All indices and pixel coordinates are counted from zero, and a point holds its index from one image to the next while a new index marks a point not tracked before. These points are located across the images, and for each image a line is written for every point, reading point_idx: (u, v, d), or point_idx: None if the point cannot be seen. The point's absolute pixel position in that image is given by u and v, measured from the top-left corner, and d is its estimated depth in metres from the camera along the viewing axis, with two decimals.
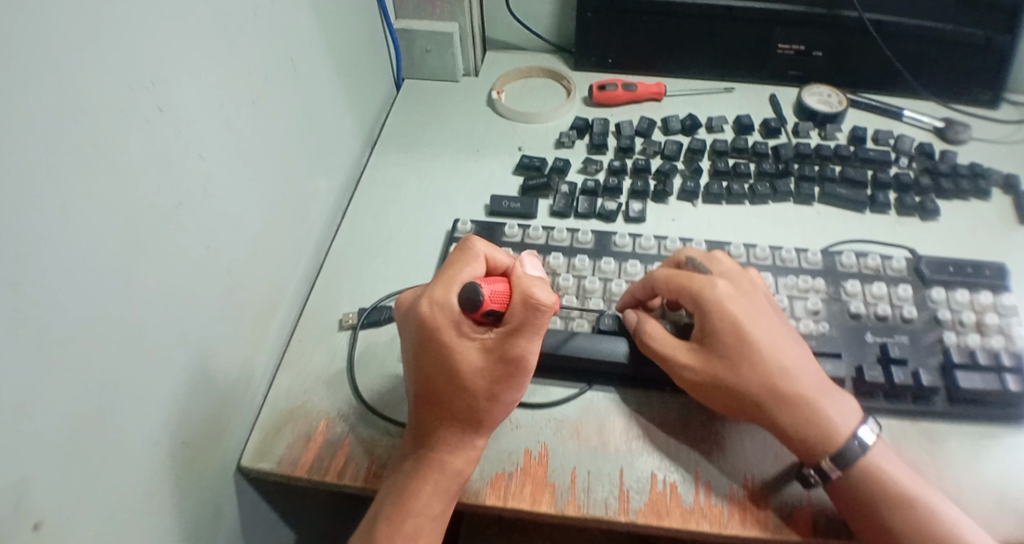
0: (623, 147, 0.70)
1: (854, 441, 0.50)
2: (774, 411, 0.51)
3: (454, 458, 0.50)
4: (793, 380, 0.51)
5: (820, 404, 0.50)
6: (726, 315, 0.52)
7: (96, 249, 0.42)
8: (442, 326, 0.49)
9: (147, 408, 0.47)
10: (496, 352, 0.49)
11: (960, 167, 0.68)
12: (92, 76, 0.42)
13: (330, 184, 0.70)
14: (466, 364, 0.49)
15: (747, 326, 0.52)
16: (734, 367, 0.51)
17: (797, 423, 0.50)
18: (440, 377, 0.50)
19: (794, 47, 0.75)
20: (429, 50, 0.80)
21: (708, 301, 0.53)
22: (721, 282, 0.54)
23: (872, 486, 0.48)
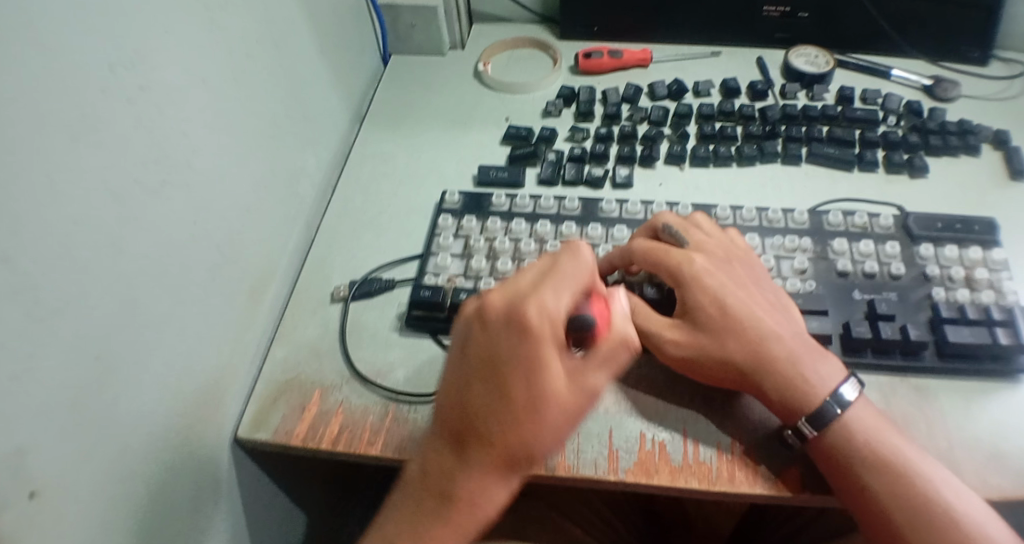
0: (609, 114, 0.70)
1: (834, 401, 0.50)
2: (757, 376, 0.51)
3: (484, 502, 0.45)
4: (775, 345, 0.51)
5: (801, 366, 0.51)
6: (704, 284, 0.53)
7: (85, 221, 0.43)
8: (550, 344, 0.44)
9: (141, 378, 0.48)
10: (585, 387, 0.46)
11: (949, 124, 0.68)
12: (72, 48, 0.42)
13: (318, 160, 0.70)
14: (557, 392, 0.45)
15: (726, 296, 0.53)
16: (716, 335, 0.52)
17: (781, 386, 0.51)
18: (541, 327, 0.45)
19: (780, 8, 0.75)
20: (414, 24, 0.80)
21: (686, 275, 0.54)
22: (698, 257, 0.55)
23: (850, 443, 0.49)
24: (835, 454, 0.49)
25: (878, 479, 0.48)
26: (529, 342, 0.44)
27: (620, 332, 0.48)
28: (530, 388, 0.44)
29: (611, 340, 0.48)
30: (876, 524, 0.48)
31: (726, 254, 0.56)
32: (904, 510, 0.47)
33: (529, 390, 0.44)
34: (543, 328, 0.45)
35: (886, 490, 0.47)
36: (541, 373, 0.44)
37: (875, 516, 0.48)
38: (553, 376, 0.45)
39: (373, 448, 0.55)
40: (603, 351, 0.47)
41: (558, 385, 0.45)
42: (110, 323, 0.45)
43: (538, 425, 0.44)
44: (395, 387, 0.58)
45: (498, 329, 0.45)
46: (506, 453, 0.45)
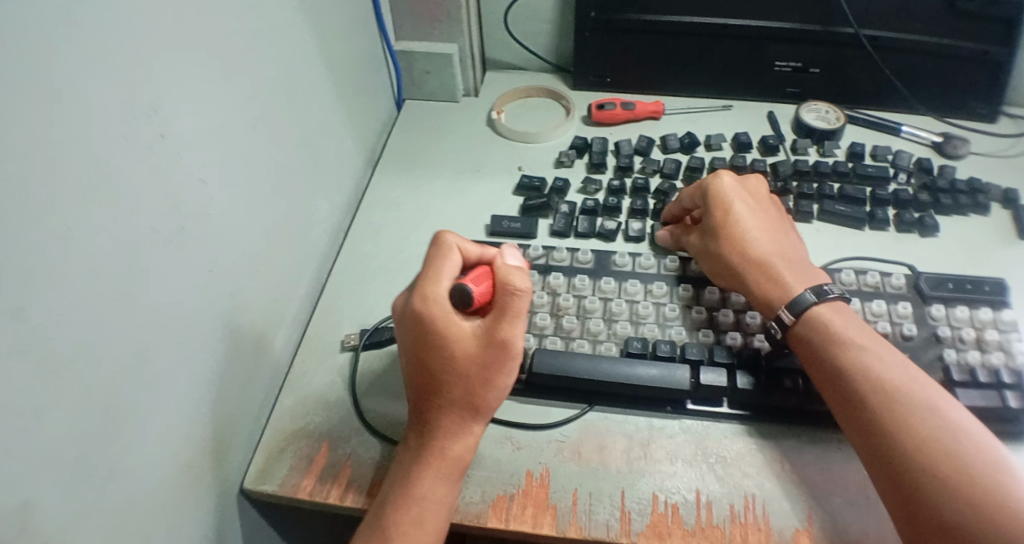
0: (622, 166, 0.70)
1: (814, 294, 0.54)
2: (753, 279, 0.57)
3: (454, 442, 0.51)
4: (779, 261, 0.57)
5: (788, 276, 0.56)
6: (725, 202, 0.60)
7: (99, 277, 0.43)
8: (441, 317, 0.50)
9: (149, 430, 0.48)
10: (492, 342, 0.50)
11: (959, 182, 0.68)
12: (95, 102, 0.42)
13: (331, 205, 0.70)
14: (467, 354, 0.50)
15: (728, 203, 0.60)
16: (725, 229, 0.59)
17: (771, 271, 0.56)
18: (445, 334, 0.50)
19: (790, 64, 0.76)
20: (428, 71, 0.81)
21: (710, 189, 0.61)
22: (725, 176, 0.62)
23: (848, 368, 0.50)
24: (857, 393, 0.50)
25: (903, 426, 0.47)
26: (426, 321, 0.50)
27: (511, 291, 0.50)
28: (452, 370, 0.50)
29: (500, 298, 0.50)
30: (896, 474, 0.46)
31: (766, 197, 0.62)
32: (925, 460, 0.46)
33: (443, 363, 0.50)
34: (429, 311, 0.50)
35: (909, 432, 0.47)
36: (451, 344, 0.50)
37: (896, 468, 0.46)
38: (457, 333, 0.50)
39: None
40: (497, 308, 0.50)
41: (468, 342, 0.50)
42: (119, 375, 0.45)
43: (464, 369, 0.50)
44: None
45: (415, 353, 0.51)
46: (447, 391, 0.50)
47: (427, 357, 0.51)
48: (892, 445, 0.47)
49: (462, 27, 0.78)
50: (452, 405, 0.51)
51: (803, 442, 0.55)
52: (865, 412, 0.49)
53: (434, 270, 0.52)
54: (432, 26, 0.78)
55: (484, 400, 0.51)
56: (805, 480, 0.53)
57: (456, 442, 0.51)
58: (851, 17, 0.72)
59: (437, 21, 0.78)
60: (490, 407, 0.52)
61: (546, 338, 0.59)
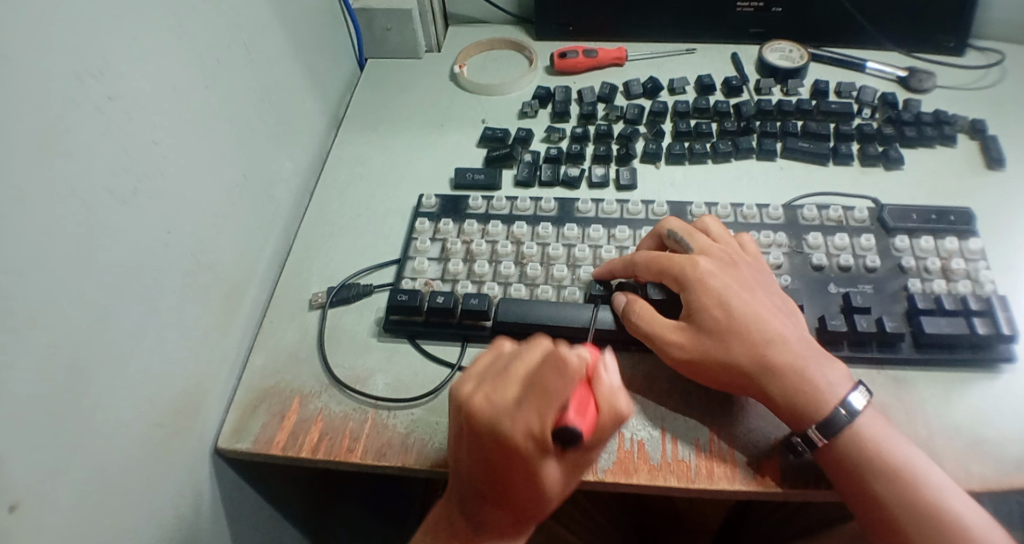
0: (585, 114, 0.70)
1: (844, 408, 0.49)
2: (760, 373, 0.50)
3: (527, 504, 0.47)
4: (785, 356, 0.51)
5: (809, 373, 0.50)
6: (703, 294, 0.53)
7: (52, 234, 0.43)
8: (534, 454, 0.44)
9: (118, 391, 0.48)
10: (575, 471, 0.47)
11: (924, 115, 0.68)
12: (36, 60, 0.42)
13: (295, 165, 0.70)
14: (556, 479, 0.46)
15: (710, 283, 0.53)
16: (722, 337, 0.51)
17: (779, 377, 0.50)
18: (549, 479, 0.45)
19: (753, 4, 0.75)
20: (389, 28, 0.80)
21: (690, 278, 0.53)
22: (701, 260, 0.54)
23: (809, 402, 0.50)
24: (878, 496, 0.48)
25: (924, 520, 0.46)
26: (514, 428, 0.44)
27: (606, 394, 0.47)
28: (534, 471, 0.45)
29: (601, 425, 0.46)
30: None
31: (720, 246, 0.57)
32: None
33: (530, 454, 0.44)
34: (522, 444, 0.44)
35: (933, 531, 0.46)
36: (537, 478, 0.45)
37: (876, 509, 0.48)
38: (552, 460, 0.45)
39: (353, 454, 0.55)
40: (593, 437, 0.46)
41: (552, 466, 0.45)
42: (82, 333, 0.45)
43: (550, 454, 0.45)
44: (374, 392, 0.58)
45: (487, 423, 0.44)
46: (523, 485, 0.46)
47: (508, 438, 0.44)
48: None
49: None
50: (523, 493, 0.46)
51: None
52: (885, 512, 0.48)
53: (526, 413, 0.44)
54: None
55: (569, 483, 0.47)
56: (768, 412, 0.54)
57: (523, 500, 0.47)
58: None
59: None
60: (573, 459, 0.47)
61: (512, 286, 0.60)
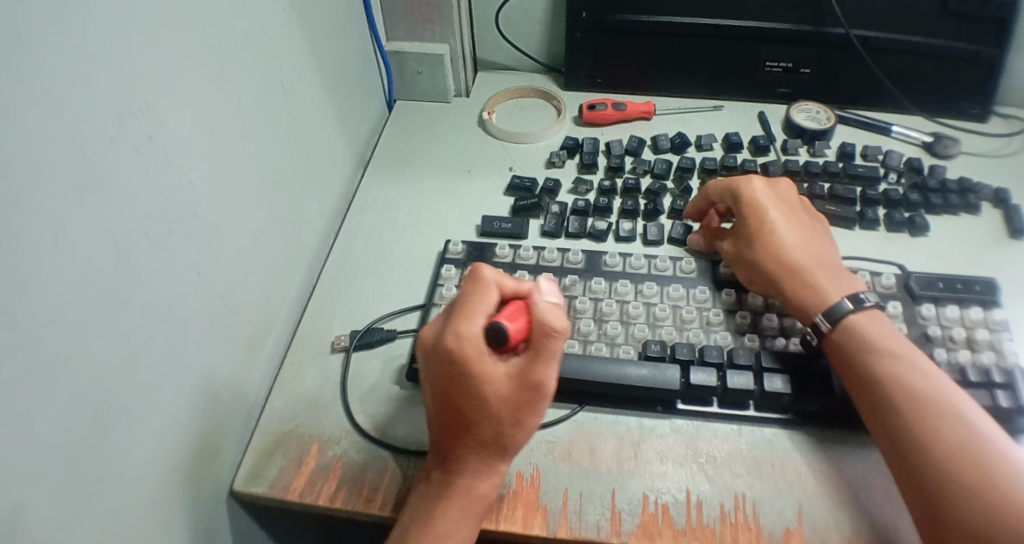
0: (613, 166, 0.70)
1: (850, 302, 0.55)
2: (781, 282, 0.57)
3: (479, 485, 0.50)
4: (825, 277, 0.56)
5: (825, 289, 0.56)
6: (760, 207, 0.60)
7: (88, 278, 0.42)
8: (473, 357, 0.49)
9: (138, 432, 0.47)
10: (525, 384, 0.49)
11: (950, 182, 0.69)
12: (87, 106, 0.42)
13: (322, 206, 0.70)
14: (499, 398, 0.49)
15: (764, 207, 0.60)
16: (751, 239, 0.59)
17: (810, 281, 0.56)
18: (473, 418, 0.49)
19: (782, 64, 0.76)
20: (420, 71, 0.81)
21: (743, 193, 0.61)
22: (757, 183, 0.61)
23: (851, 343, 0.53)
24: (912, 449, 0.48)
25: (947, 458, 0.46)
26: (454, 343, 0.49)
27: (545, 323, 0.49)
28: (484, 411, 0.49)
29: (534, 333, 0.49)
30: (939, 519, 0.45)
31: (797, 202, 0.62)
32: (972, 498, 0.45)
33: (480, 304, 0.51)
34: (463, 354, 0.49)
35: (960, 488, 0.45)
36: (476, 386, 0.49)
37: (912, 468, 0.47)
38: (489, 374, 0.49)
39: (371, 505, 0.54)
40: (534, 346, 0.49)
41: (498, 384, 0.49)
42: (110, 377, 0.44)
43: (478, 392, 0.49)
44: (394, 442, 0.57)
45: (444, 351, 0.49)
46: (469, 406, 0.49)
47: (452, 356, 0.49)
48: (927, 477, 0.47)
49: (454, 28, 0.78)
50: (477, 440, 0.50)
51: (796, 443, 0.55)
52: (915, 466, 0.47)
53: (469, 304, 0.51)
54: (424, 27, 0.78)
55: (509, 442, 0.50)
56: (806, 483, 0.53)
57: (487, 487, 0.51)
58: (842, 17, 0.72)
59: (428, 22, 0.78)
60: (519, 446, 0.51)
61: None
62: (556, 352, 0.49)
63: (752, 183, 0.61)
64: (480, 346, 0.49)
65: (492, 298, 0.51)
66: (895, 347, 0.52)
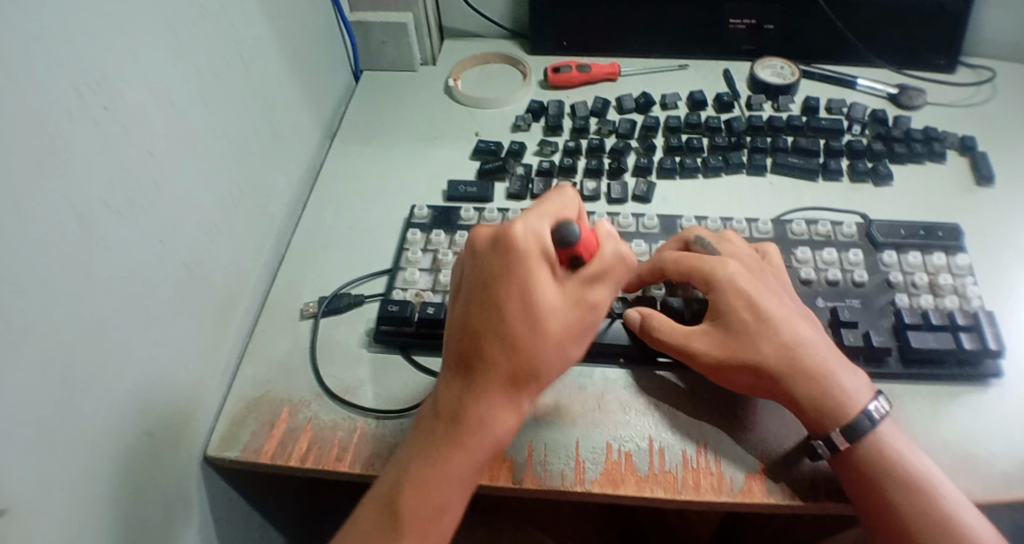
0: (577, 128, 0.71)
1: (868, 415, 0.49)
2: (788, 382, 0.51)
3: (495, 421, 0.45)
4: (769, 300, 0.53)
5: (836, 373, 0.51)
6: (748, 295, 0.53)
7: (48, 244, 0.43)
8: (537, 260, 0.44)
9: (110, 398, 0.48)
10: (581, 306, 0.45)
11: (914, 132, 0.69)
12: (37, 73, 0.42)
13: (289, 176, 0.71)
14: (551, 314, 0.45)
15: (758, 297, 0.53)
16: (750, 337, 0.52)
17: (754, 305, 0.52)
18: (517, 332, 0.44)
19: (745, 22, 0.76)
20: (385, 41, 0.81)
21: (719, 279, 0.54)
22: (732, 264, 0.55)
23: (805, 364, 0.51)
24: (863, 462, 0.49)
25: (896, 470, 0.48)
26: (515, 252, 0.44)
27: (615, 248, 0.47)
28: (529, 325, 0.44)
29: (604, 257, 0.46)
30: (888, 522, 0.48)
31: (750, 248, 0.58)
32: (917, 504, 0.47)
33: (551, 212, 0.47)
34: (528, 252, 0.44)
35: (907, 495, 0.48)
36: (532, 296, 0.44)
37: (863, 477, 0.49)
38: (546, 283, 0.45)
39: (342, 464, 0.55)
40: (597, 269, 0.46)
41: (551, 301, 0.45)
42: (78, 341, 0.45)
43: (532, 302, 0.44)
44: (363, 402, 0.58)
45: (505, 250, 0.45)
46: (514, 317, 0.44)
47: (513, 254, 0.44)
48: (875, 484, 0.48)
49: None
50: (504, 367, 0.44)
51: None
52: (864, 476, 0.49)
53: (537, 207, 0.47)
54: None
55: (537, 374, 0.45)
56: (766, 428, 0.54)
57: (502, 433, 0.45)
58: None
59: None
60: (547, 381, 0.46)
61: None
62: (620, 280, 0.47)
63: (730, 267, 0.54)
64: (546, 251, 0.45)
65: (566, 209, 0.47)
66: (823, 363, 0.51)
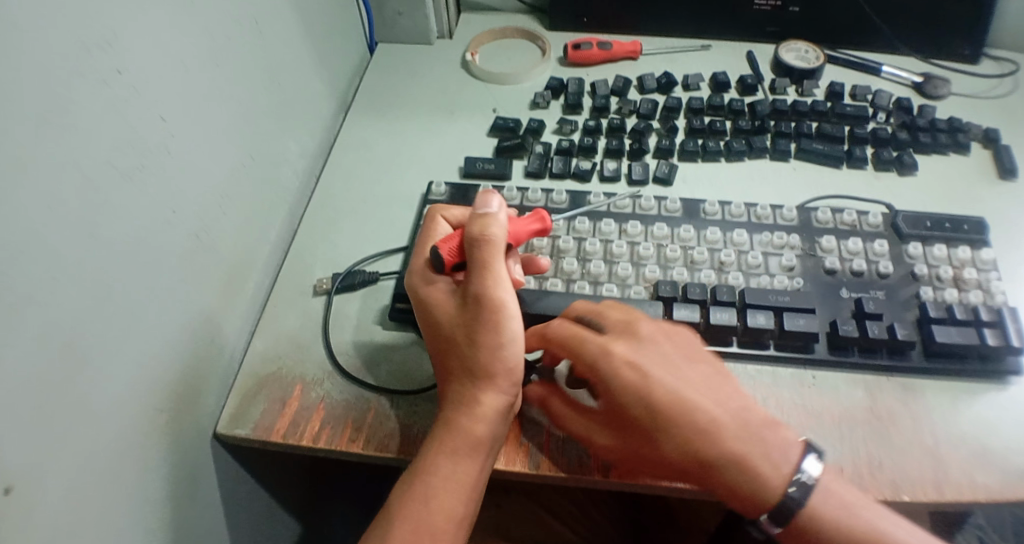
0: (598, 107, 0.69)
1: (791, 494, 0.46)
2: (707, 482, 0.48)
3: (467, 421, 0.47)
4: (632, 377, 0.48)
5: (754, 463, 0.46)
6: (638, 383, 0.48)
7: (57, 211, 0.41)
8: (420, 289, 0.52)
9: (119, 371, 0.46)
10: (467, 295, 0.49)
11: (939, 122, 0.68)
12: (45, 31, 0.40)
13: (301, 148, 0.68)
14: (449, 318, 0.49)
15: (632, 387, 0.48)
16: (648, 441, 0.48)
17: (636, 383, 0.48)
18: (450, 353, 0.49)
19: (771, 2, 0.74)
20: (400, 12, 0.79)
21: (604, 368, 0.48)
22: (616, 348, 0.49)
23: (709, 454, 0.46)
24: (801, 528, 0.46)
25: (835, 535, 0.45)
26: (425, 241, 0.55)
27: (470, 232, 0.50)
28: (445, 345, 0.49)
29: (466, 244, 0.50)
30: None
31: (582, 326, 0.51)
32: None
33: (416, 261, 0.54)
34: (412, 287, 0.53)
35: None
36: (431, 309, 0.51)
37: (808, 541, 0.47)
38: (438, 297, 0.51)
39: (355, 444, 0.53)
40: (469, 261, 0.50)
41: (447, 313, 0.50)
42: (87, 313, 0.43)
43: (450, 338, 0.49)
44: (377, 381, 0.57)
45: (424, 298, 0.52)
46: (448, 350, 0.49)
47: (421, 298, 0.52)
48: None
49: None
50: (456, 370, 0.49)
51: (777, 379, 0.55)
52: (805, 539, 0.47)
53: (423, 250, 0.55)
54: None
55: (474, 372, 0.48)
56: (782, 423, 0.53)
57: (484, 427, 0.47)
58: None
59: None
60: (492, 374, 0.48)
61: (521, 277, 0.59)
62: (499, 259, 0.49)
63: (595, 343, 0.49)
64: (426, 276, 0.52)
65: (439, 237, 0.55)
66: (744, 446, 0.46)
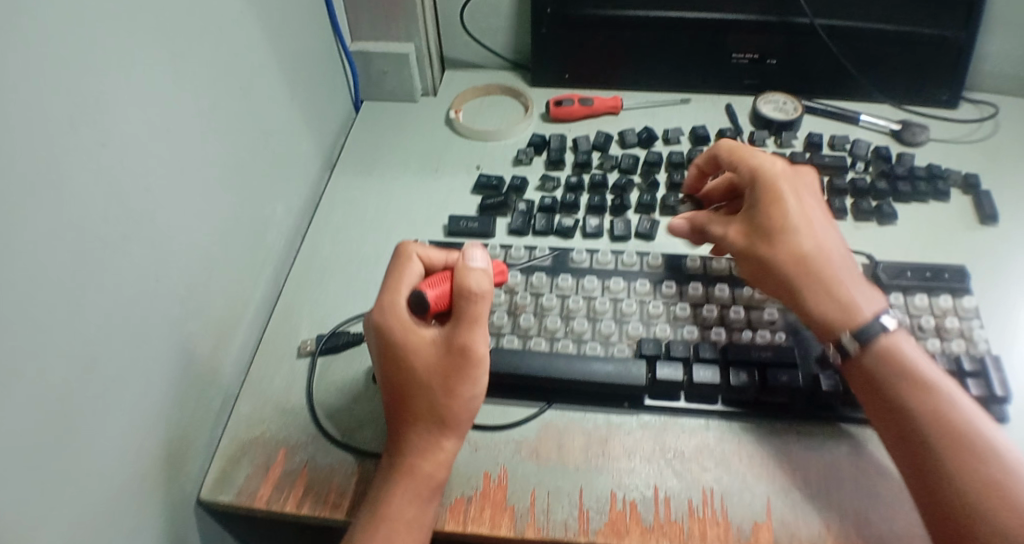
0: (580, 163, 0.70)
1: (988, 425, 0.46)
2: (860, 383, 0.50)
3: (423, 463, 0.49)
4: (809, 239, 0.53)
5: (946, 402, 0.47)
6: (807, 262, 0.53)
7: (45, 283, 0.41)
8: (398, 330, 0.50)
9: (105, 442, 0.46)
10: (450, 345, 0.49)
11: (918, 169, 0.69)
12: (39, 103, 0.40)
13: (287, 208, 0.69)
14: (426, 363, 0.50)
15: (799, 234, 0.53)
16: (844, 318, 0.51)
17: (803, 247, 0.53)
18: (420, 396, 0.50)
19: (748, 55, 0.76)
20: (385, 71, 0.80)
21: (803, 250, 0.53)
22: (807, 240, 0.53)
23: (894, 377, 0.49)
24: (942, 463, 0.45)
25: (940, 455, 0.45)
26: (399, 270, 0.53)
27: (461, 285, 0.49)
28: (416, 387, 0.50)
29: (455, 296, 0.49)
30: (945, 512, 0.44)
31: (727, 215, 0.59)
32: (971, 482, 0.44)
33: (389, 296, 0.52)
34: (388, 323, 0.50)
35: (974, 489, 0.43)
36: (407, 351, 0.50)
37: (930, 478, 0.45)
38: (415, 340, 0.50)
39: (339, 510, 0.53)
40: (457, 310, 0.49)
41: (424, 357, 0.50)
42: (71, 385, 0.43)
43: (426, 383, 0.49)
44: (362, 444, 0.57)
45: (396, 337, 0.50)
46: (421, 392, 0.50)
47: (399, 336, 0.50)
48: (942, 482, 0.45)
49: (419, 26, 0.78)
50: (421, 413, 0.50)
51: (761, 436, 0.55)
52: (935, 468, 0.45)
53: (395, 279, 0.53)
54: (389, 26, 0.78)
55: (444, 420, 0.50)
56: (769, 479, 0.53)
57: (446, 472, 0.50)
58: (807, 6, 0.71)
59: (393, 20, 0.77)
60: (459, 422, 0.51)
61: (503, 336, 0.59)
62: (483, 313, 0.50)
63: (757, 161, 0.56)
64: (404, 315, 0.50)
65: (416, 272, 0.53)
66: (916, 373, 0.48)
